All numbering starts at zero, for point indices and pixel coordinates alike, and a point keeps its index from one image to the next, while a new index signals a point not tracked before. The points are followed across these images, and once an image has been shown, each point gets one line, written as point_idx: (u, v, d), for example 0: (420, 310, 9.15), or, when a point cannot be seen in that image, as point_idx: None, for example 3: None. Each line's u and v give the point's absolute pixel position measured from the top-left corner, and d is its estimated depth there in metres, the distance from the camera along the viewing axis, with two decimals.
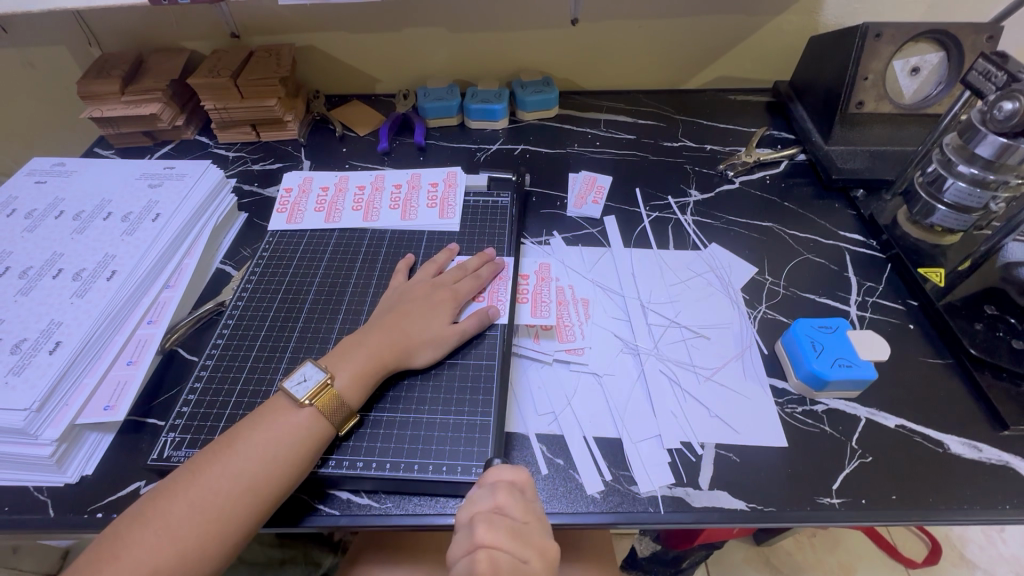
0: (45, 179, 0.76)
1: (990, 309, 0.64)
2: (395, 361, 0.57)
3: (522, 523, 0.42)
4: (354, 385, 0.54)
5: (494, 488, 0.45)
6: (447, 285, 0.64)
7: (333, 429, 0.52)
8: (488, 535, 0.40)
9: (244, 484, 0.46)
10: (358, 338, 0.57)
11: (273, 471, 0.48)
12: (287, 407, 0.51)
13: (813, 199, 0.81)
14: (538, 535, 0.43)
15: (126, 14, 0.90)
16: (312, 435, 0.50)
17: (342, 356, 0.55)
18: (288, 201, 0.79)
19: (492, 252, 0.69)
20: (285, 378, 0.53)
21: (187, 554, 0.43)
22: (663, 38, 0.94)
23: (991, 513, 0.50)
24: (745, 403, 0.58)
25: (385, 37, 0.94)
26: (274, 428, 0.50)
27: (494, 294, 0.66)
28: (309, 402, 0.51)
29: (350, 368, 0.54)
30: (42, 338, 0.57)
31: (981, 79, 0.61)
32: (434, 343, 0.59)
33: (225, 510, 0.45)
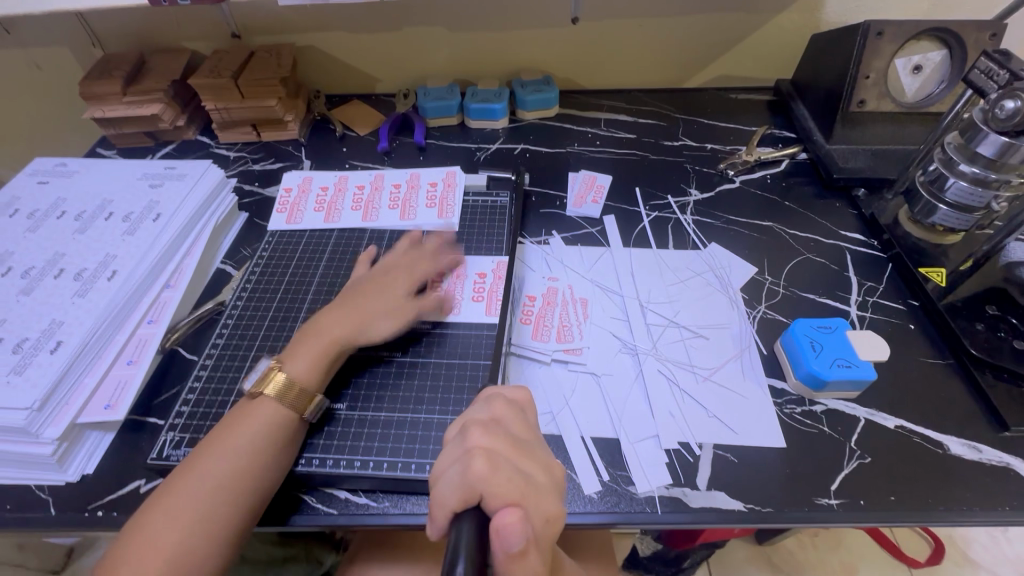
0: (47, 180, 0.77)
1: (992, 309, 0.64)
2: (354, 337, 0.58)
3: (521, 438, 0.42)
4: (310, 366, 0.54)
5: (490, 401, 0.45)
6: (404, 267, 0.66)
7: (295, 416, 0.52)
8: (483, 440, 0.39)
9: (217, 484, 0.47)
10: (316, 323, 0.58)
11: (244, 466, 0.48)
12: (247, 404, 0.52)
13: (814, 199, 0.80)
14: (540, 453, 0.41)
15: (128, 15, 0.90)
16: (275, 426, 0.51)
17: (298, 344, 0.56)
18: (288, 201, 0.79)
19: (450, 235, 0.72)
20: (244, 377, 0.55)
21: (175, 561, 0.43)
22: (664, 36, 0.94)
23: (992, 515, 0.50)
24: (744, 403, 0.58)
25: (385, 36, 0.94)
26: (243, 427, 0.50)
27: (452, 287, 0.67)
28: (258, 390, 0.53)
29: (304, 353, 0.55)
30: (44, 338, 0.58)
31: (983, 78, 0.61)
32: (389, 317, 0.60)
33: (204, 512, 0.45)
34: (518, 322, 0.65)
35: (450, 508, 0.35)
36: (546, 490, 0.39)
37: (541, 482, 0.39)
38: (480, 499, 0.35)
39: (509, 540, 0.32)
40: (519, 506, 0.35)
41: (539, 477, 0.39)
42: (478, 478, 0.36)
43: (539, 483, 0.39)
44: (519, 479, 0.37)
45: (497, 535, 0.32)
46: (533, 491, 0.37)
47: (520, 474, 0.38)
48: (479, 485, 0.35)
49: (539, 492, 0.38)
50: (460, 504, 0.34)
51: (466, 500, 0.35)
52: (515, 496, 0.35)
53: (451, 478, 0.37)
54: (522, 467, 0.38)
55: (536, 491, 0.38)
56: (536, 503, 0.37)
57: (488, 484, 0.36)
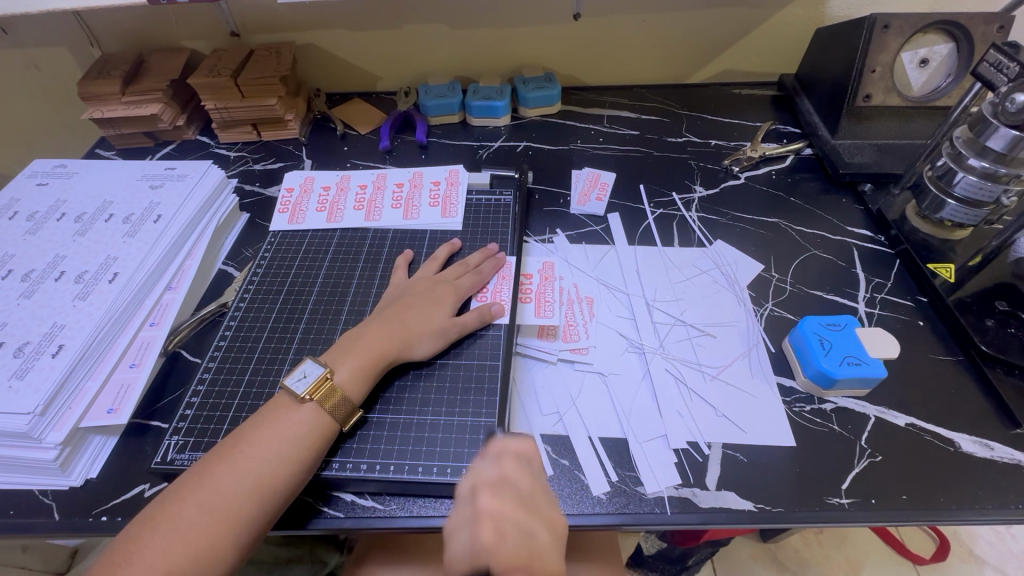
0: (46, 181, 0.76)
1: (1002, 305, 0.63)
2: (398, 353, 0.56)
3: (527, 493, 0.42)
4: (355, 379, 0.54)
5: (499, 455, 0.44)
6: (448, 280, 0.64)
7: (337, 424, 0.52)
8: (491, 504, 0.40)
9: (252, 482, 0.46)
10: (360, 334, 0.57)
11: (280, 468, 0.47)
12: (289, 404, 0.51)
13: (820, 195, 0.80)
14: (544, 506, 0.42)
15: (125, 15, 0.89)
16: (316, 430, 0.50)
17: (344, 354, 0.55)
18: (289, 201, 0.79)
19: (494, 247, 0.69)
20: (286, 374, 0.53)
21: (198, 555, 0.43)
22: (666, 32, 0.93)
23: (1003, 513, 0.50)
24: (752, 402, 0.58)
25: (385, 34, 0.93)
26: (277, 426, 0.49)
27: (497, 292, 0.65)
28: (309, 398, 0.51)
29: (351, 364, 0.54)
30: (45, 341, 0.57)
31: (992, 71, 0.60)
32: (435, 334, 0.59)
33: (234, 510, 0.45)
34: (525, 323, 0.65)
35: None
36: (549, 548, 0.39)
37: (545, 541, 0.39)
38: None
39: None
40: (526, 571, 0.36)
41: (544, 537, 0.40)
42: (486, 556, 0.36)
43: (543, 542, 0.39)
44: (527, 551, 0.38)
45: None
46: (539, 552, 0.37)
47: (526, 535, 0.38)
48: (487, 554, 0.36)
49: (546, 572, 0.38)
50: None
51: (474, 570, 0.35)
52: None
53: (460, 551, 0.38)
54: (526, 525, 0.39)
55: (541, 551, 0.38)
56: (542, 563, 0.37)
57: (493, 554, 0.36)
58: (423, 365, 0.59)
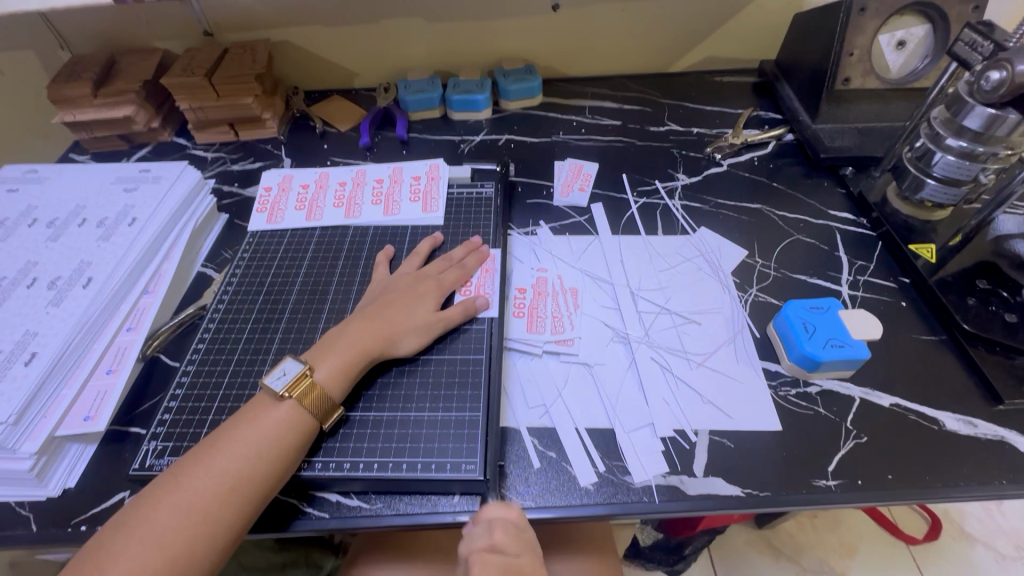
0: (17, 187, 0.74)
1: (983, 283, 0.63)
2: (381, 350, 0.56)
3: (515, 557, 0.45)
4: (336, 378, 0.53)
5: (488, 526, 0.47)
6: (432, 275, 0.63)
7: (316, 421, 0.51)
8: (478, 575, 0.44)
9: (230, 482, 0.45)
10: (338, 334, 0.56)
11: (258, 466, 0.47)
12: (268, 403, 0.50)
13: (801, 179, 0.80)
14: (530, 573, 0.46)
15: (94, 15, 0.87)
16: (295, 426, 0.49)
17: (325, 355, 0.54)
18: (268, 201, 0.78)
19: (477, 239, 0.69)
20: (264, 374, 0.52)
21: (176, 558, 0.42)
22: (645, 21, 0.93)
23: (988, 489, 0.50)
24: (737, 387, 0.58)
25: (362, 29, 0.92)
26: (256, 425, 0.49)
27: (481, 287, 0.64)
28: (287, 394, 0.50)
29: (332, 362, 0.53)
30: (18, 350, 0.56)
31: (967, 50, 0.61)
32: (419, 330, 0.58)
33: (212, 511, 0.44)
34: (510, 315, 0.64)
35: None
36: None
37: None
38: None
39: None
40: None
41: None
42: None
43: None
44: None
45: None
46: None
47: None
48: None
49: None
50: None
51: None
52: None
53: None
54: None
55: None
56: None
57: None
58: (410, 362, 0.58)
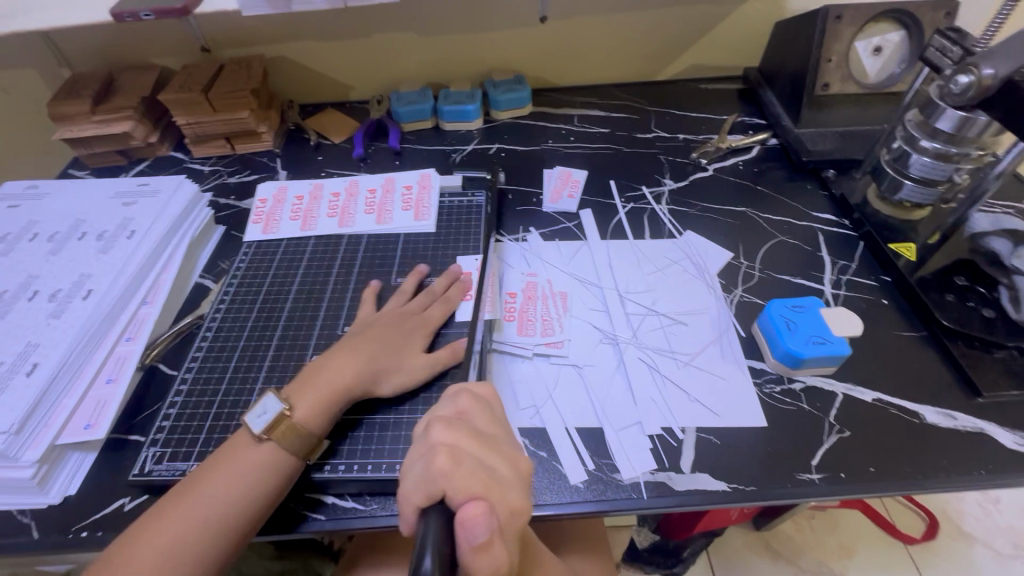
0: (18, 203, 0.76)
1: (961, 279, 0.65)
2: (366, 388, 0.55)
3: (488, 434, 0.39)
4: (315, 414, 0.52)
5: (456, 396, 0.41)
6: (416, 312, 0.63)
7: (298, 460, 0.50)
8: (445, 433, 0.37)
9: (201, 531, 0.46)
10: (320, 368, 0.55)
11: (239, 503, 0.47)
12: (247, 443, 0.50)
13: (785, 183, 0.82)
14: (507, 445, 0.39)
15: (93, 34, 0.90)
16: (272, 472, 0.49)
17: (303, 394, 0.53)
18: (263, 212, 0.79)
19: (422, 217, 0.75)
20: (245, 415, 0.51)
21: None
22: (631, 31, 0.95)
23: (968, 479, 0.51)
24: (723, 385, 0.59)
25: (355, 44, 0.94)
26: (233, 469, 0.49)
27: (487, 294, 0.67)
28: (267, 436, 0.50)
29: (308, 403, 0.52)
30: (19, 361, 0.57)
31: (937, 55, 0.63)
32: (406, 368, 0.57)
33: (181, 561, 0.44)
34: (501, 319, 0.66)
35: (415, 502, 0.33)
36: (511, 482, 0.36)
37: (507, 476, 0.36)
38: (443, 493, 0.33)
39: (474, 531, 0.30)
40: (483, 497, 0.33)
41: (503, 471, 0.36)
42: (440, 472, 0.34)
43: (504, 476, 0.36)
44: (482, 471, 0.35)
45: (463, 526, 0.30)
46: (497, 483, 0.35)
47: (484, 466, 0.35)
48: (441, 479, 0.33)
49: (506, 484, 0.35)
50: (425, 498, 0.33)
51: (430, 494, 0.33)
52: (478, 487, 0.34)
53: (416, 474, 0.35)
54: (485, 458, 0.36)
55: (500, 483, 0.35)
56: (500, 493, 0.34)
57: (449, 479, 0.33)
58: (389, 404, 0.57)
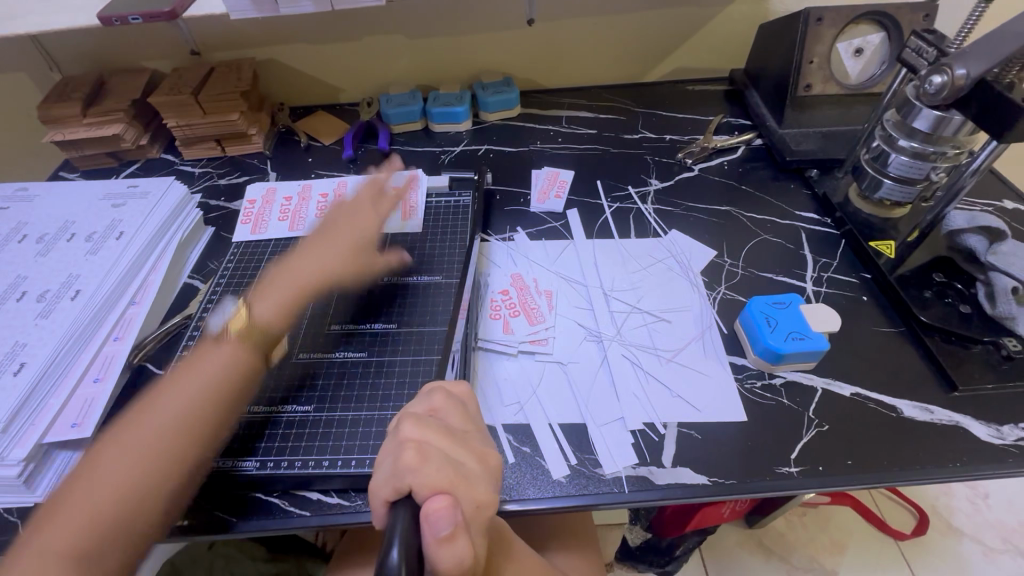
0: (7, 205, 0.76)
1: (939, 276, 0.66)
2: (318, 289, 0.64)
3: (459, 430, 0.40)
4: (277, 315, 0.61)
5: (430, 394, 0.43)
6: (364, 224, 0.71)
7: (260, 356, 0.58)
8: (415, 430, 0.37)
9: (169, 424, 0.51)
10: (287, 268, 0.65)
11: (191, 417, 0.52)
12: (210, 346, 0.57)
13: (769, 182, 0.83)
14: (476, 441, 0.39)
15: (84, 37, 0.90)
16: (231, 365, 0.56)
17: (268, 299, 0.62)
18: (252, 212, 0.80)
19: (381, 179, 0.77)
20: (204, 333, 0.58)
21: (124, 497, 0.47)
22: (618, 34, 0.97)
23: (944, 472, 0.52)
24: (706, 381, 0.60)
25: (345, 46, 0.95)
26: (192, 371, 0.54)
27: (523, 301, 0.68)
28: (229, 339, 0.57)
29: (272, 301, 0.62)
30: (7, 360, 0.58)
31: (914, 56, 0.64)
32: (349, 248, 0.68)
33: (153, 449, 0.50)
34: (487, 317, 0.67)
35: (384, 497, 0.34)
36: (477, 476, 0.37)
37: (474, 470, 0.37)
38: (411, 488, 0.34)
39: (436, 525, 0.31)
40: (449, 492, 0.34)
41: (471, 467, 0.37)
42: (408, 467, 0.34)
43: (472, 471, 0.37)
44: (449, 467, 0.36)
45: (426, 520, 0.31)
46: (464, 478, 0.36)
47: (452, 462, 0.36)
48: (408, 475, 0.34)
49: (473, 479, 0.36)
50: (394, 493, 0.34)
51: (397, 489, 0.34)
52: (444, 483, 0.34)
53: (386, 469, 0.36)
54: (454, 454, 0.37)
55: (468, 478, 0.36)
56: (466, 488, 0.35)
57: (416, 474, 0.34)
58: (343, 275, 0.66)
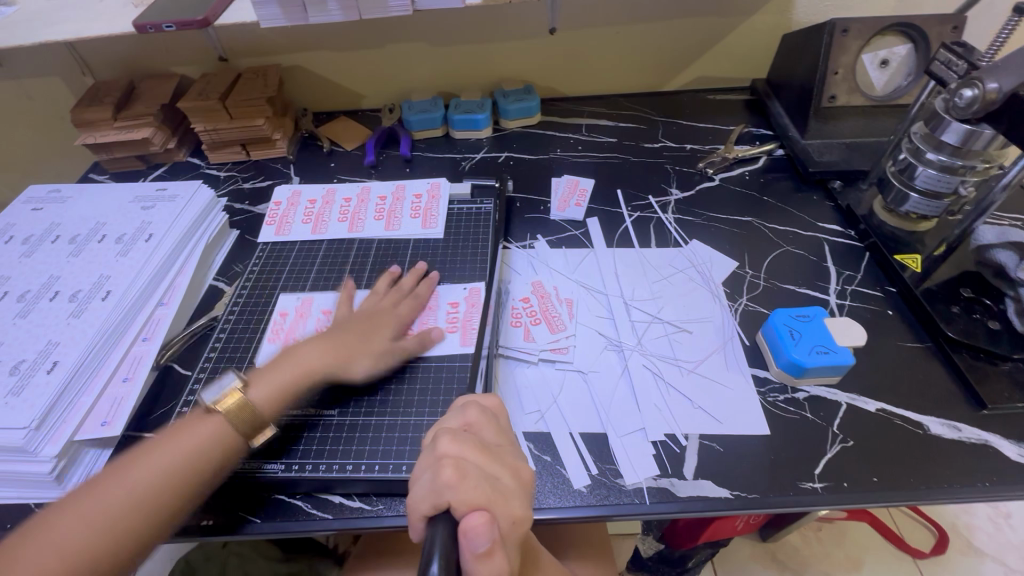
0: (41, 206, 0.78)
1: (967, 291, 0.65)
2: (328, 375, 0.57)
3: (493, 444, 0.39)
4: (269, 399, 0.54)
5: (464, 407, 0.43)
6: (388, 310, 0.64)
7: (244, 438, 0.52)
8: (452, 445, 0.37)
9: (152, 485, 0.46)
10: (293, 351, 0.58)
11: (124, 514, 0.45)
12: (200, 415, 0.52)
13: (791, 193, 0.83)
14: (510, 456, 0.39)
15: (117, 44, 0.93)
16: (222, 449, 0.50)
17: (263, 373, 0.56)
18: (282, 328, 0.66)
19: (425, 266, 0.71)
20: (201, 390, 0.53)
21: (84, 555, 0.42)
22: (640, 43, 0.97)
23: (973, 491, 0.51)
24: (727, 393, 0.59)
25: (369, 53, 0.96)
26: (178, 444, 0.49)
27: (542, 310, 0.68)
28: (217, 406, 0.52)
29: (268, 385, 0.54)
30: (40, 358, 0.59)
31: (943, 69, 0.64)
32: (374, 355, 0.60)
33: (127, 511, 0.45)
34: (509, 326, 0.67)
35: (422, 512, 0.34)
36: (513, 492, 0.36)
37: (509, 485, 0.36)
38: (448, 505, 0.33)
39: (475, 540, 0.31)
40: (486, 508, 0.33)
41: (507, 482, 0.36)
42: (446, 483, 0.34)
43: (507, 486, 0.36)
44: (486, 482, 0.35)
45: (464, 536, 0.31)
46: (499, 494, 0.35)
47: (488, 478, 0.36)
48: (446, 491, 0.34)
49: (508, 494, 0.36)
50: (431, 509, 0.33)
51: (436, 505, 0.33)
52: (481, 498, 0.34)
53: (423, 485, 0.35)
54: (489, 468, 0.36)
55: (503, 494, 0.35)
56: (503, 505, 0.35)
57: (454, 490, 0.34)
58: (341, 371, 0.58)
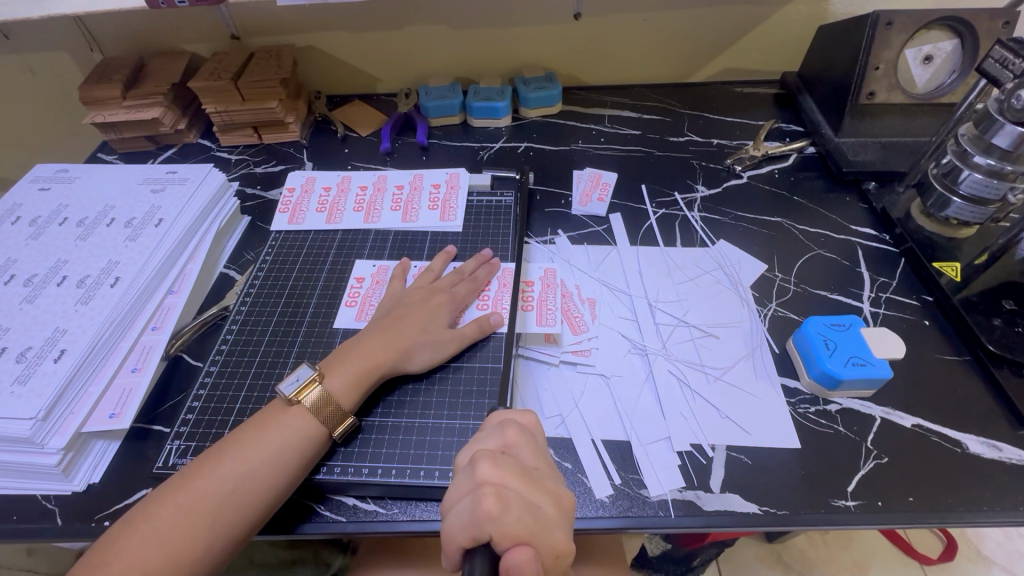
0: (48, 186, 0.76)
1: (1009, 304, 0.62)
2: (392, 365, 0.56)
3: (532, 467, 0.38)
4: (348, 389, 0.53)
5: (502, 427, 0.41)
6: (445, 289, 0.63)
7: (327, 433, 0.51)
8: (492, 471, 0.35)
9: (233, 485, 0.46)
10: (357, 342, 0.56)
11: (211, 511, 0.45)
12: (280, 409, 0.51)
13: (823, 193, 0.79)
14: (550, 481, 0.38)
15: (126, 19, 0.90)
16: (305, 446, 0.50)
17: (340, 356, 0.55)
18: (358, 293, 0.67)
19: (489, 253, 0.68)
20: (280, 382, 0.53)
21: (178, 550, 0.43)
22: (667, 32, 0.93)
23: (1012, 515, 0.49)
24: (757, 403, 0.57)
25: (386, 35, 0.93)
26: (259, 441, 0.49)
27: (565, 310, 0.65)
28: (296, 399, 0.52)
29: (344, 374, 0.54)
30: (47, 346, 0.57)
31: (998, 68, 0.60)
32: (432, 344, 0.58)
33: (213, 509, 0.45)
34: (520, 310, 0.65)
35: (460, 543, 0.33)
36: (554, 521, 0.36)
37: (550, 514, 0.35)
38: (489, 538, 0.32)
39: None
40: (529, 542, 0.33)
41: (549, 511, 0.36)
42: (487, 516, 0.33)
43: (548, 515, 0.35)
44: (528, 513, 0.34)
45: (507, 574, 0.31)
46: (542, 526, 0.34)
47: (531, 508, 0.35)
48: (488, 524, 0.32)
49: (549, 525, 0.35)
50: (470, 541, 0.33)
51: (476, 538, 0.32)
52: (525, 532, 0.33)
53: (461, 513, 0.34)
54: (530, 498, 0.35)
55: (545, 525, 0.35)
56: (545, 537, 0.34)
57: (497, 524, 0.33)
58: (410, 358, 0.57)
